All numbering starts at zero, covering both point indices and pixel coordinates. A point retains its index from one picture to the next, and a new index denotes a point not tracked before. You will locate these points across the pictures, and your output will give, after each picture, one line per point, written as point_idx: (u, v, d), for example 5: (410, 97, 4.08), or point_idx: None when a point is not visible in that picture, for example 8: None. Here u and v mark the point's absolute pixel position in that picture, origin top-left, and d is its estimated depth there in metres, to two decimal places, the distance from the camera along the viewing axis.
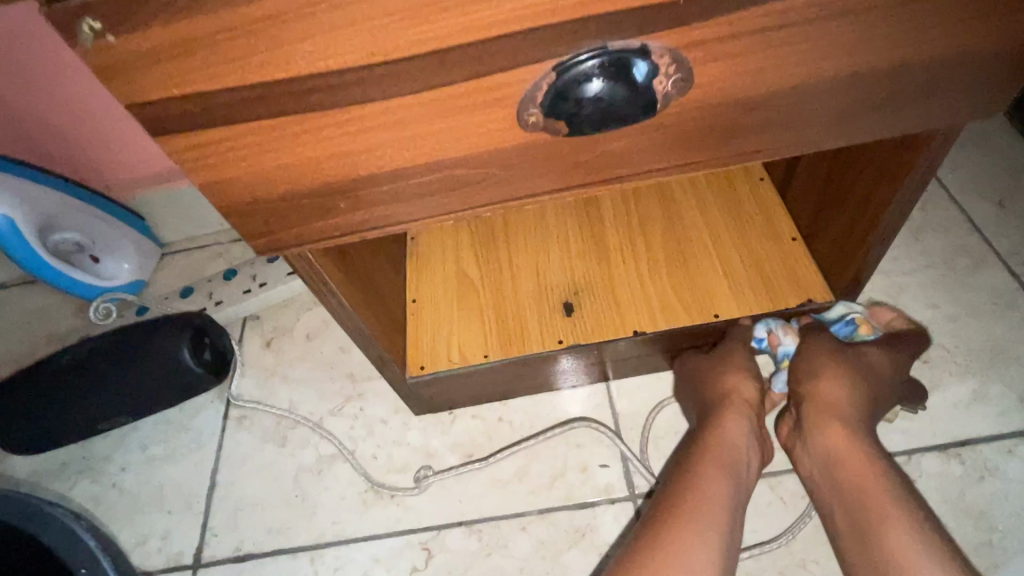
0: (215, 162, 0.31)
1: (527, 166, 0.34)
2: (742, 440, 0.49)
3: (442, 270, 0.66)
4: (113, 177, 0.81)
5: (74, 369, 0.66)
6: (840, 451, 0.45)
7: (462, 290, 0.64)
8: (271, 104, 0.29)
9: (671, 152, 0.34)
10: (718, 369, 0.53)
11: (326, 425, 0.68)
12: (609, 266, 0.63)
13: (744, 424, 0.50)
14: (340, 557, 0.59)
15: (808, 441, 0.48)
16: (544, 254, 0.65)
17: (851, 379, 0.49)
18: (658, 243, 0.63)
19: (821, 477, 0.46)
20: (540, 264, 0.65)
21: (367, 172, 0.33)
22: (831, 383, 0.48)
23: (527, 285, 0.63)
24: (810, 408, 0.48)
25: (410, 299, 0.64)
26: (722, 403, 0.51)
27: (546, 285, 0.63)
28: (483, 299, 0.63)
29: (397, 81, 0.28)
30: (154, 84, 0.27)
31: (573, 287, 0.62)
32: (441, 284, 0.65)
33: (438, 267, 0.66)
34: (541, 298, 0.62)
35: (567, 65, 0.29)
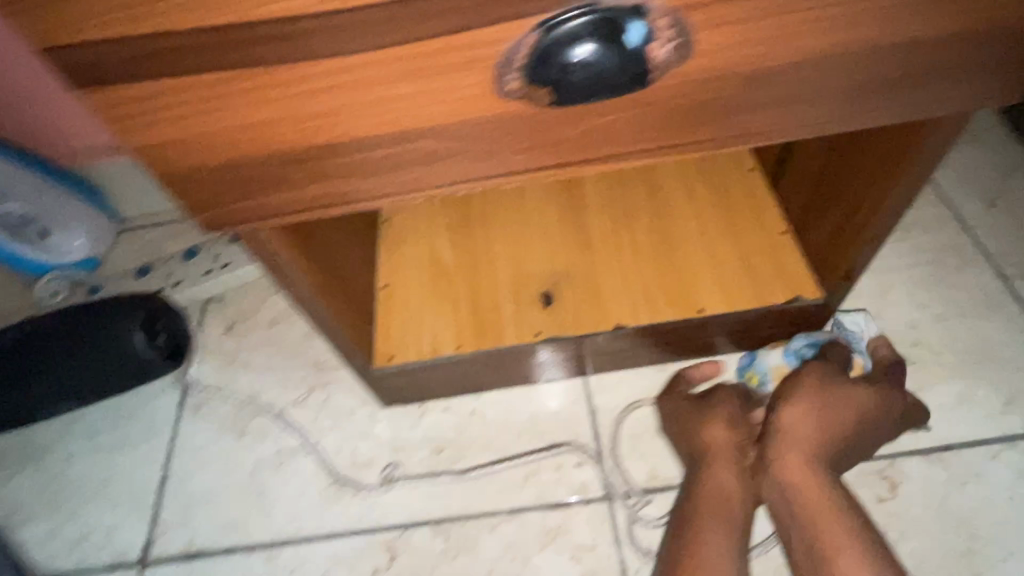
0: (147, 122, 0.27)
1: (505, 139, 0.31)
2: (723, 487, 0.47)
3: (416, 255, 0.63)
4: (65, 145, 0.76)
5: (14, 351, 0.61)
6: (810, 495, 0.44)
7: (436, 276, 0.61)
8: (208, 55, 0.25)
9: (664, 131, 0.31)
10: (708, 414, 0.52)
11: (289, 416, 0.64)
12: (591, 255, 0.60)
13: (728, 470, 0.48)
14: (298, 557, 0.56)
15: (775, 477, 0.46)
16: (524, 241, 0.62)
17: (827, 412, 0.47)
18: (643, 233, 0.61)
19: (786, 518, 0.44)
20: (519, 251, 0.61)
21: (324, 140, 0.29)
22: (808, 418, 0.47)
23: (504, 274, 0.60)
24: (780, 443, 0.47)
25: (381, 284, 0.61)
26: (706, 449, 0.50)
27: (525, 274, 0.60)
28: (458, 287, 0.60)
29: (356, 35, 0.25)
30: (69, 25, 0.23)
31: (553, 277, 0.59)
32: (414, 269, 0.62)
33: (412, 251, 0.63)
34: (519, 288, 0.59)
35: (552, 25, 0.25)
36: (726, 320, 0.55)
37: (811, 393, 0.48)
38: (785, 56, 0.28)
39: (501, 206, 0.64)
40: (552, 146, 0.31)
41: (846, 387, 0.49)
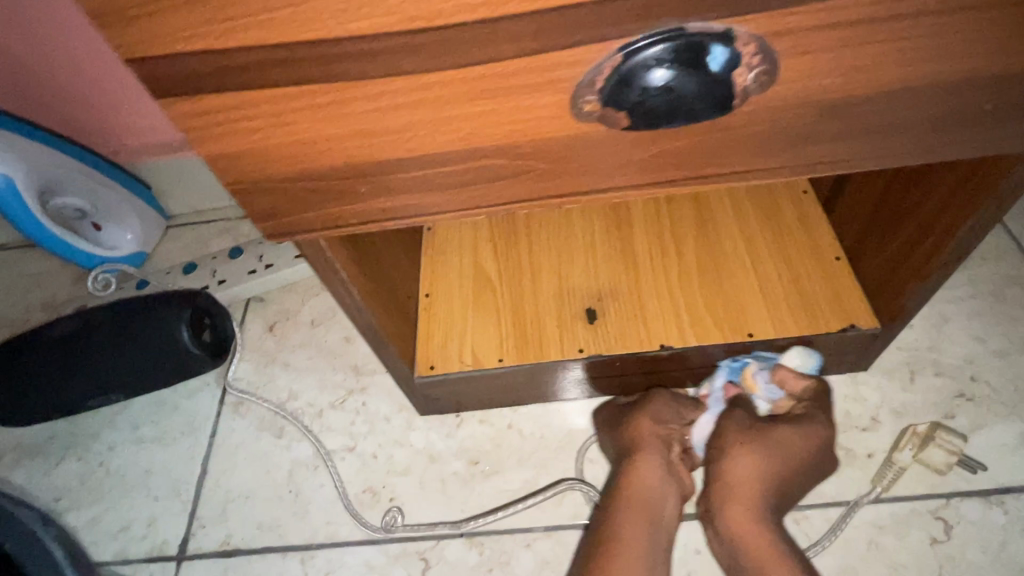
0: (224, 132, 0.27)
1: (574, 160, 0.30)
2: (656, 487, 0.48)
3: (459, 265, 0.63)
4: (122, 142, 0.78)
5: (66, 342, 0.62)
6: (746, 538, 0.45)
7: (478, 287, 0.61)
8: (291, 69, 0.25)
9: (737, 156, 0.30)
10: (643, 417, 0.52)
11: (326, 418, 0.65)
12: (637, 273, 0.59)
13: (658, 468, 0.49)
14: (331, 561, 0.56)
15: (713, 519, 0.47)
16: (568, 255, 0.62)
17: (765, 456, 0.46)
18: (690, 253, 0.60)
19: (729, 558, 0.45)
20: (562, 265, 0.61)
21: (393, 155, 0.29)
22: (744, 461, 0.46)
23: (547, 288, 0.60)
24: (719, 487, 0.47)
25: (423, 293, 0.61)
26: (639, 450, 0.50)
27: (568, 288, 0.59)
28: (500, 299, 0.60)
29: (439, 53, 0.25)
30: (159, 37, 0.24)
31: (597, 293, 0.59)
32: (457, 279, 0.62)
33: (455, 261, 0.63)
34: (562, 302, 0.58)
35: (637, 47, 0.25)
36: (775, 346, 0.54)
37: (750, 438, 0.47)
38: (873, 84, 0.27)
39: (545, 220, 0.64)
40: (621, 168, 0.31)
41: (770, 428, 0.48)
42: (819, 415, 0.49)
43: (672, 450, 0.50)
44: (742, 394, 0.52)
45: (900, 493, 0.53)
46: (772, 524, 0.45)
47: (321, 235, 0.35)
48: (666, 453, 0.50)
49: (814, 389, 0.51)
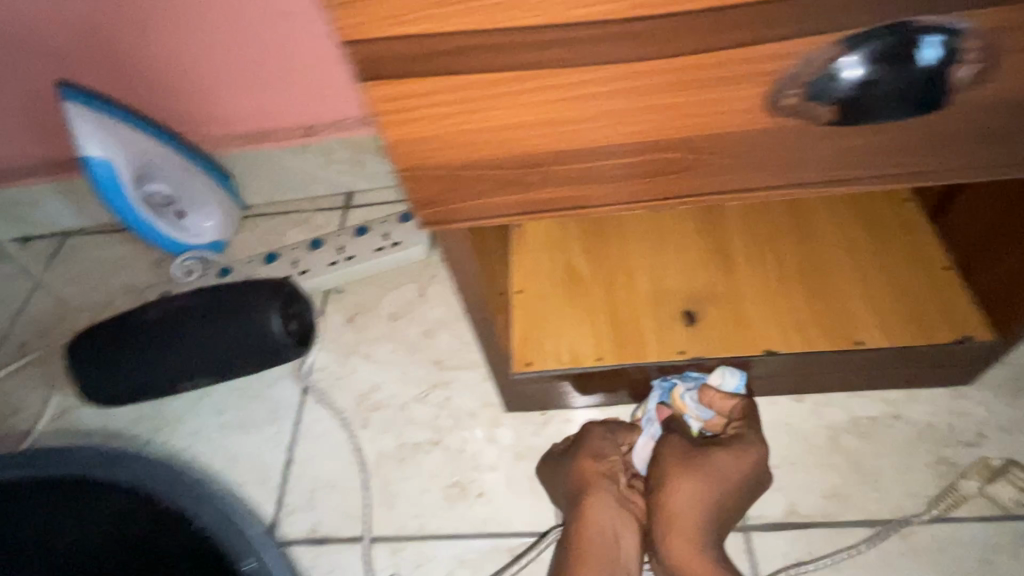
0: (416, 117, 0.28)
1: (757, 155, 0.29)
2: (607, 526, 0.47)
3: (550, 263, 0.62)
4: (208, 132, 0.79)
5: (161, 325, 0.64)
6: (693, 572, 0.45)
7: (571, 286, 0.61)
8: (504, 54, 0.25)
9: (925, 155, 0.29)
10: (583, 449, 0.52)
11: (409, 412, 0.65)
12: (735, 276, 0.59)
13: (610, 506, 0.48)
14: (422, 553, 0.56)
15: (659, 553, 0.47)
16: (662, 256, 0.61)
17: (705, 486, 0.47)
18: (789, 258, 0.59)
19: None
20: (657, 267, 0.60)
21: (576, 145, 0.29)
22: (686, 492, 0.47)
23: (642, 288, 0.59)
24: (661, 520, 0.47)
25: (515, 289, 0.61)
26: (587, 491, 0.49)
27: (664, 289, 0.59)
28: (594, 298, 0.59)
29: (656, 40, 0.25)
30: (382, 19, 0.24)
31: (694, 295, 0.58)
32: (548, 277, 0.62)
33: (546, 259, 0.63)
34: (659, 303, 0.58)
35: (857, 40, 0.25)
36: (883, 355, 0.53)
37: (685, 467, 0.48)
38: None
39: (636, 221, 0.64)
40: (802, 165, 0.30)
41: (710, 456, 0.48)
42: (752, 433, 0.50)
43: (618, 484, 0.50)
44: (673, 414, 0.53)
45: (1012, 511, 0.52)
46: (713, 550, 0.46)
47: (472, 226, 0.35)
48: (614, 487, 0.49)
49: (742, 407, 0.52)
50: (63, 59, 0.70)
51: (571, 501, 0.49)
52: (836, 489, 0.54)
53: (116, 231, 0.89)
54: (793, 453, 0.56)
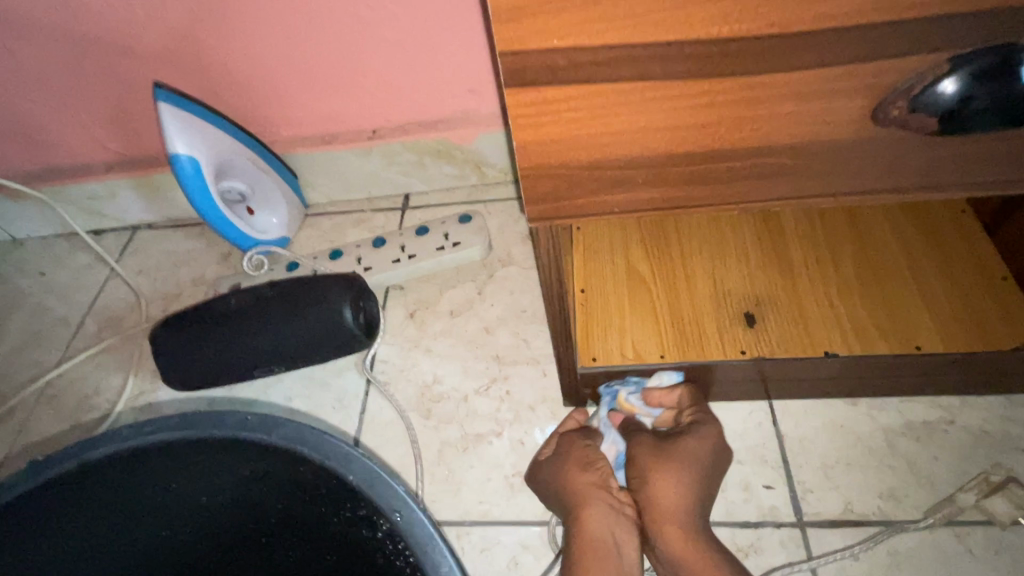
0: (548, 121, 0.30)
1: (855, 162, 0.32)
2: (607, 532, 0.50)
3: (611, 264, 0.65)
4: (279, 133, 0.83)
5: (241, 314, 0.67)
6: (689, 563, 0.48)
7: (633, 286, 0.63)
8: (639, 66, 0.28)
9: (1012, 164, 0.32)
10: (568, 462, 0.55)
11: (471, 404, 0.68)
12: (794, 280, 0.61)
13: (606, 513, 0.51)
14: (487, 537, 0.59)
15: (656, 548, 0.50)
16: (722, 259, 0.63)
17: (683, 474, 0.51)
18: (847, 265, 0.61)
19: None
20: (718, 270, 0.62)
21: (688, 148, 0.32)
22: (668, 484, 0.50)
23: (703, 290, 0.62)
24: (652, 517, 0.51)
25: (578, 288, 0.64)
26: (582, 501, 0.51)
27: (725, 292, 0.61)
28: (656, 299, 0.62)
29: (778, 55, 0.27)
30: (537, 33, 0.27)
31: (755, 298, 0.60)
32: (610, 277, 0.64)
33: (608, 260, 0.65)
34: (719, 305, 0.60)
35: (961, 59, 0.27)
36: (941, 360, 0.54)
37: (662, 461, 0.52)
38: None
39: (694, 226, 0.66)
40: (895, 171, 0.32)
41: (679, 442, 0.53)
42: (707, 416, 0.55)
43: (613, 492, 0.52)
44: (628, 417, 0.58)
45: None
46: (705, 537, 0.50)
47: (575, 223, 0.37)
48: (607, 495, 0.52)
49: (689, 395, 0.57)
50: (152, 63, 0.74)
51: (568, 515, 0.52)
52: (891, 489, 0.56)
53: (184, 226, 0.93)
54: (849, 453, 0.58)
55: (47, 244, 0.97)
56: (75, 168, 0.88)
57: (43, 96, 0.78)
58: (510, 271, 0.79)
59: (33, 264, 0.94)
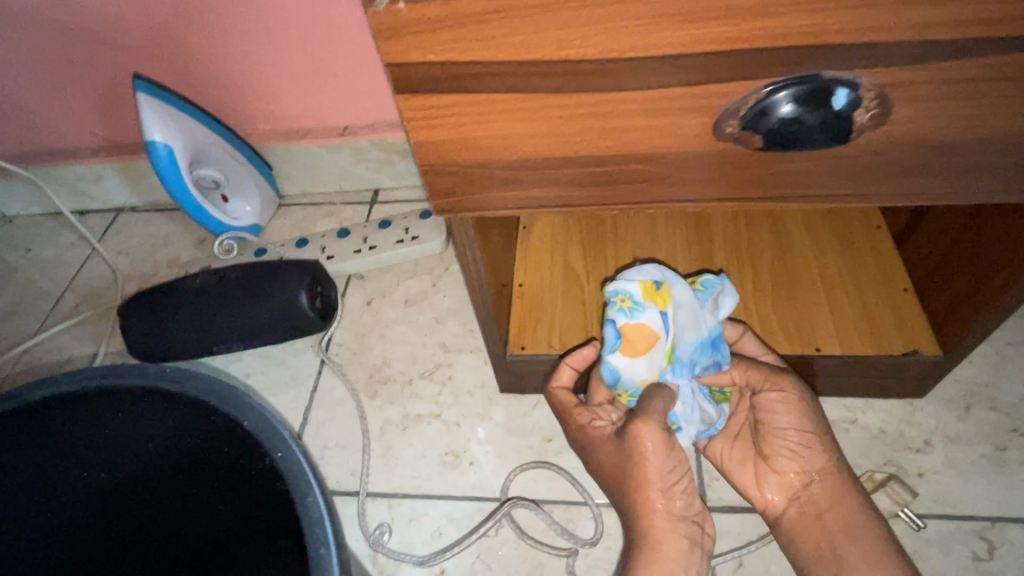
0: (436, 123, 0.35)
1: (706, 171, 0.36)
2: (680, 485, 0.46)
3: (551, 261, 0.70)
4: (255, 126, 0.88)
5: (203, 293, 0.72)
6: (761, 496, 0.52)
7: (569, 283, 0.68)
8: (506, 80, 0.32)
9: (843, 182, 0.36)
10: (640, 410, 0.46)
11: (416, 387, 0.72)
12: None
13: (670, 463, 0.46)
14: (416, 509, 0.63)
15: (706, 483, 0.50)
16: (651, 261, 0.68)
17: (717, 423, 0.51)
18: (765, 271, 0.65)
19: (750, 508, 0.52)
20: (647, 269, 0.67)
21: (562, 154, 0.36)
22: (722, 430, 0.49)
23: None
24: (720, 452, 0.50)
25: (518, 282, 0.68)
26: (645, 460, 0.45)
27: None
28: (587, 295, 0.66)
29: (622, 77, 0.32)
30: (415, 48, 0.31)
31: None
32: (548, 273, 0.69)
33: (547, 257, 0.70)
34: None
35: (777, 87, 0.32)
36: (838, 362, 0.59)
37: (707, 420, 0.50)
38: (968, 131, 0.33)
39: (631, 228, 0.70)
40: (745, 183, 0.37)
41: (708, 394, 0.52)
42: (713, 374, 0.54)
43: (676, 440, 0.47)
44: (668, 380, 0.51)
45: (948, 511, 0.57)
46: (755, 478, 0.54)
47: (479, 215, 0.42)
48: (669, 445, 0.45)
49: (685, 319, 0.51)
50: (135, 56, 0.79)
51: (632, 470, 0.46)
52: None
53: (164, 210, 0.98)
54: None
55: (34, 221, 1.02)
56: (62, 151, 0.93)
57: (33, 82, 0.83)
58: None
59: (20, 240, 0.99)
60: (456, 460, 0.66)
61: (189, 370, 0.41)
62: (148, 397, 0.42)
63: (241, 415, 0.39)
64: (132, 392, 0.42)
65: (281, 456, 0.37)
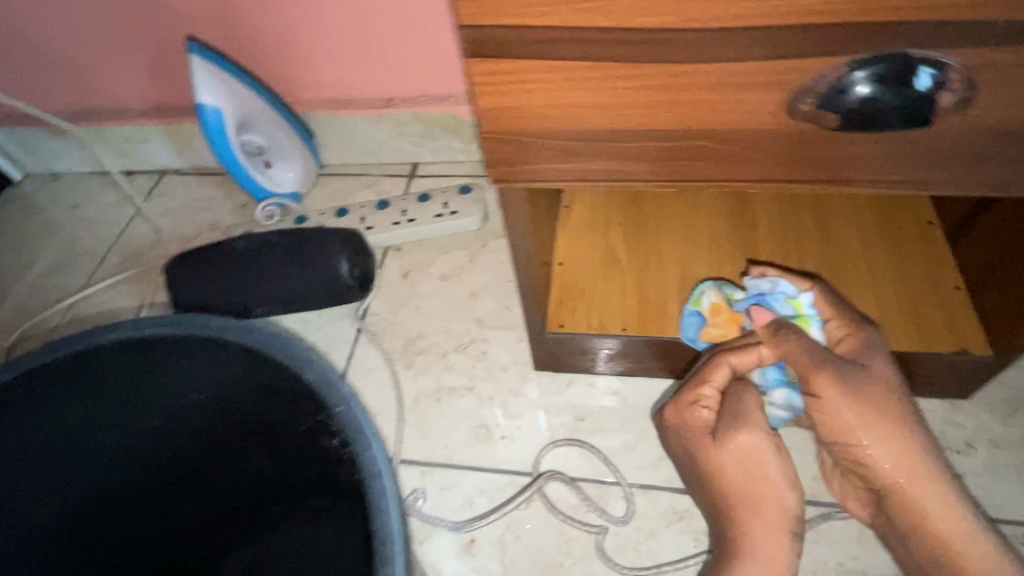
0: (505, 90, 0.35)
1: (773, 151, 0.36)
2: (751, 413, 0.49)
3: (591, 241, 0.69)
4: (300, 95, 0.89)
5: (246, 256, 0.73)
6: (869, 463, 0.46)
7: (609, 263, 0.67)
8: (581, 47, 0.32)
9: (914, 167, 0.35)
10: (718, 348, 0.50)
11: (450, 360, 0.73)
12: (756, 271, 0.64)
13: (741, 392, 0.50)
14: (448, 479, 0.64)
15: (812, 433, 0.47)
16: (693, 245, 0.67)
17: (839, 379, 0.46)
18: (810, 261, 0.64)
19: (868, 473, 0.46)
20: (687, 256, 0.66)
21: (629, 126, 0.36)
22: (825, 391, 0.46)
23: (671, 273, 0.66)
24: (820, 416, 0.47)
25: (557, 260, 0.68)
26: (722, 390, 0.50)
27: (691, 276, 0.65)
28: (628, 277, 0.66)
29: (699, 48, 0.31)
30: (493, 11, 0.31)
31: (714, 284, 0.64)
32: (588, 253, 0.68)
33: (587, 237, 0.69)
34: (684, 287, 0.64)
35: (858, 65, 0.31)
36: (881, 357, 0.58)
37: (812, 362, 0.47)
38: None
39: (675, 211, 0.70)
40: (811, 165, 0.36)
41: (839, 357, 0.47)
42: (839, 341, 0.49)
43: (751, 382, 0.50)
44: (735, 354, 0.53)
45: (985, 513, 0.57)
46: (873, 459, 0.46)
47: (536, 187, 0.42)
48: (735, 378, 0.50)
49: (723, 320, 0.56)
50: (187, 18, 0.79)
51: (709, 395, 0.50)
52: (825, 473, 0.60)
53: (206, 174, 1.00)
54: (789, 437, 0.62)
55: (81, 180, 1.04)
56: (110, 111, 0.95)
57: (87, 41, 0.84)
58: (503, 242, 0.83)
59: (68, 197, 1.02)
60: (488, 433, 0.67)
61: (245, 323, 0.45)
62: (210, 344, 0.45)
63: (303, 368, 0.42)
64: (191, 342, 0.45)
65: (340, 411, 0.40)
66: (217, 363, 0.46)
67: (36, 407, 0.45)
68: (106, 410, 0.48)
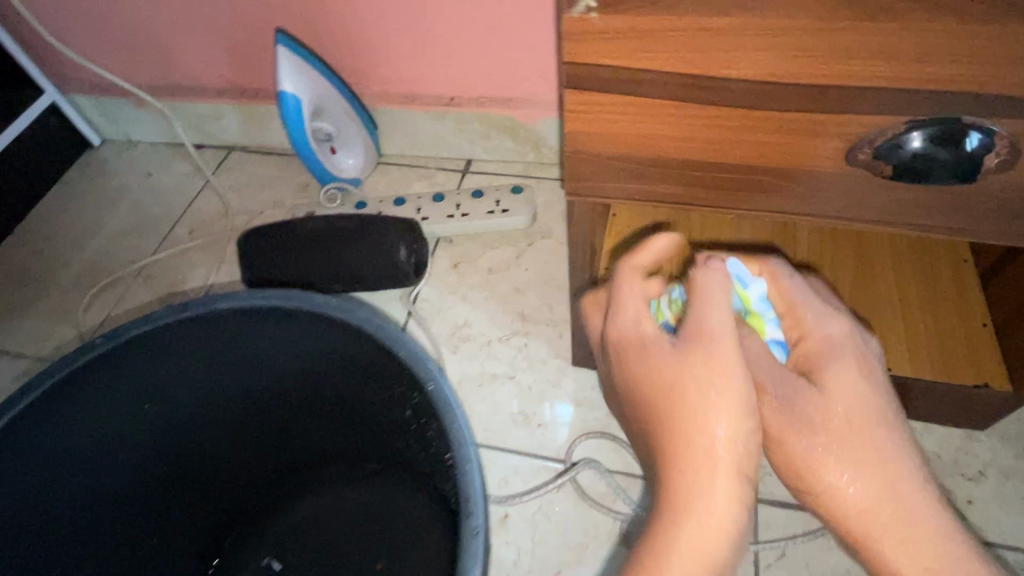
0: (591, 118, 0.39)
1: (828, 192, 0.40)
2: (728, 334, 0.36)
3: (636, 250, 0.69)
4: (368, 87, 0.94)
5: (314, 235, 0.79)
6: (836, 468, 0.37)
7: None
8: (666, 88, 0.36)
9: (955, 216, 0.39)
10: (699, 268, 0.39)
11: (493, 349, 0.78)
12: None
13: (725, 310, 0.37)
14: (485, 459, 0.70)
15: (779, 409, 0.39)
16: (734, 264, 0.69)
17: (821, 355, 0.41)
18: (846, 284, 0.67)
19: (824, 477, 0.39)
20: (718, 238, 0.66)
21: (699, 158, 0.40)
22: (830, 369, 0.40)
23: None
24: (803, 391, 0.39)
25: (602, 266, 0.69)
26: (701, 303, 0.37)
27: None
28: None
29: (771, 99, 0.35)
30: (593, 53, 0.36)
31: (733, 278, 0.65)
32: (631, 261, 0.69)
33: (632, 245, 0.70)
34: None
35: (912, 126, 0.35)
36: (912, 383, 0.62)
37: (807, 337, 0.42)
38: None
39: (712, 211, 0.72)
40: (863, 206, 0.40)
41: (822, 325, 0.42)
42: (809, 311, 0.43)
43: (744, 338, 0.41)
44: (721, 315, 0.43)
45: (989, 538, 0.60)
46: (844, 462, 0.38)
47: (605, 202, 0.46)
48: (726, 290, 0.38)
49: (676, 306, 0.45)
50: (273, 9, 0.85)
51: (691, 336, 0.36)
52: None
53: (272, 154, 1.06)
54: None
55: (155, 149, 1.11)
56: (189, 88, 1.01)
57: (177, 23, 0.90)
58: (547, 243, 0.88)
59: (141, 165, 1.09)
60: (526, 420, 0.72)
61: (346, 303, 0.51)
62: (315, 320, 0.52)
63: (396, 346, 0.48)
64: (298, 317, 0.52)
65: (431, 386, 0.46)
66: (319, 337, 0.53)
67: (161, 357, 0.53)
68: (229, 367, 0.56)
